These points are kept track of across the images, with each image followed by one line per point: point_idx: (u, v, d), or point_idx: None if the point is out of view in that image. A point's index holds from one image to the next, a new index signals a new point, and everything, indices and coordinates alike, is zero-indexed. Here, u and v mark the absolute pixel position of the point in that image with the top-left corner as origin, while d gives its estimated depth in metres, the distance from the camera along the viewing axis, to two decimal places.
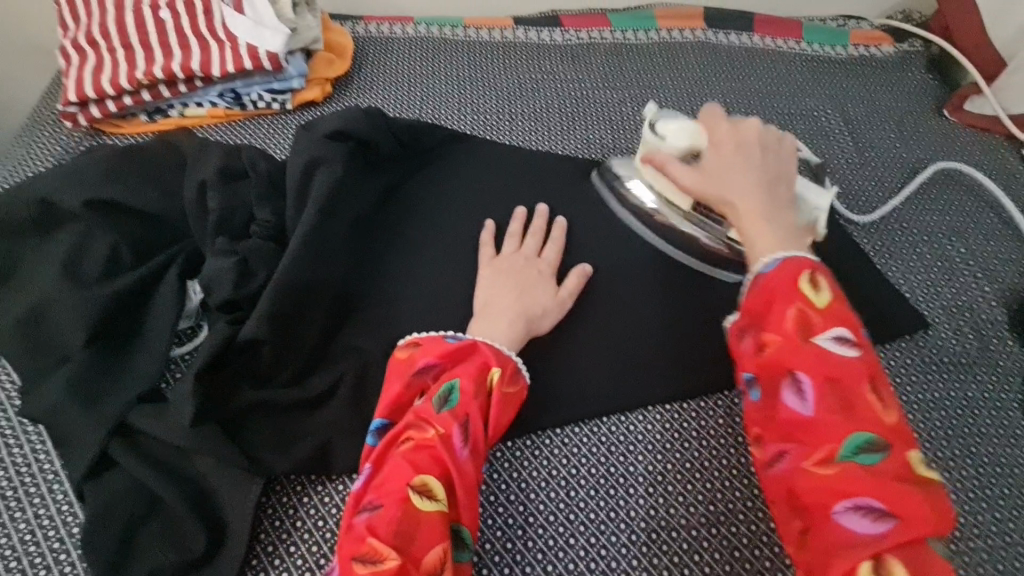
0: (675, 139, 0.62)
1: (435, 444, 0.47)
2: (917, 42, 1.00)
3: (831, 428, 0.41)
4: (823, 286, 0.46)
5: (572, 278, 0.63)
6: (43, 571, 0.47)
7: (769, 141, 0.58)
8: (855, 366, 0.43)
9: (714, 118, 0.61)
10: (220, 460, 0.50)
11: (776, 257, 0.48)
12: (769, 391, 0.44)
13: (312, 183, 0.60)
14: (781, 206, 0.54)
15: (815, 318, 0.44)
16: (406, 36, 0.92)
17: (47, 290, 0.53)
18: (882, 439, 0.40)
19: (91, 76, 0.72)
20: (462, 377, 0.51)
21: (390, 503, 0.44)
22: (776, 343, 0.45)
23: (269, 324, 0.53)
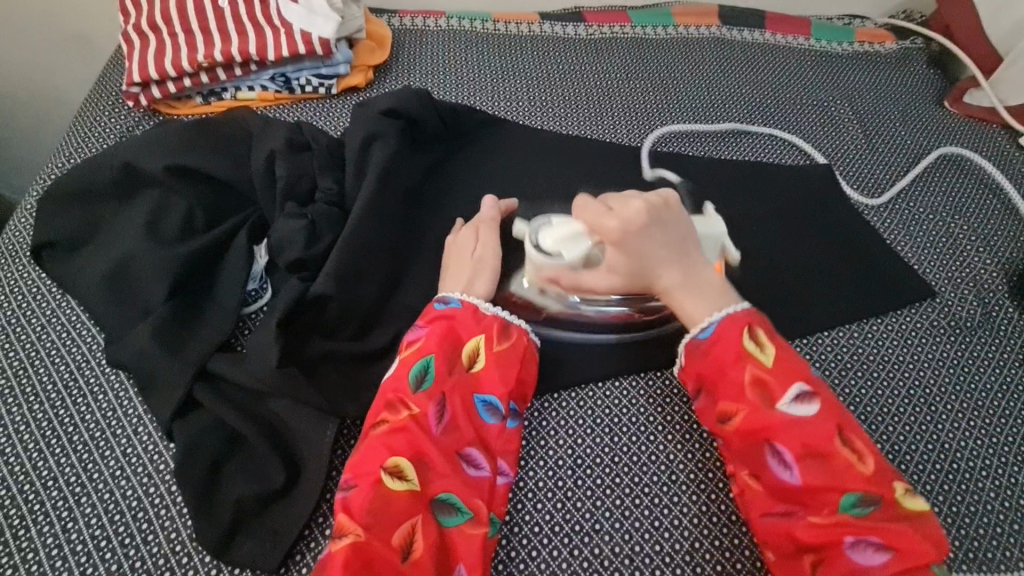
0: (568, 251, 0.58)
1: (408, 425, 0.51)
2: (918, 39, 1.06)
3: (820, 489, 0.47)
4: (767, 343, 0.52)
5: (489, 239, 0.64)
6: (135, 501, 0.51)
7: (659, 206, 0.56)
8: (821, 421, 0.49)
9: (592, 211, 0.56)
10: (298, 402, 0.54)
11: (711, 321, 0.54)
12: (752, 460, 0.50)
13: (370, 155, 0.65)
14: (698, 273, 0.56)
15: (771, 383, 0.50)
16: (439, 29, 0.97)
17: (132, 249, 0.58)
18: (868, 490, 0.47)
19: (153, 58, 0.76)
20: (434, 356, 0.54)
21: (363, 484, 0.47)
22: (743, 413, 0.51)
23: (337, 280, 0.58)
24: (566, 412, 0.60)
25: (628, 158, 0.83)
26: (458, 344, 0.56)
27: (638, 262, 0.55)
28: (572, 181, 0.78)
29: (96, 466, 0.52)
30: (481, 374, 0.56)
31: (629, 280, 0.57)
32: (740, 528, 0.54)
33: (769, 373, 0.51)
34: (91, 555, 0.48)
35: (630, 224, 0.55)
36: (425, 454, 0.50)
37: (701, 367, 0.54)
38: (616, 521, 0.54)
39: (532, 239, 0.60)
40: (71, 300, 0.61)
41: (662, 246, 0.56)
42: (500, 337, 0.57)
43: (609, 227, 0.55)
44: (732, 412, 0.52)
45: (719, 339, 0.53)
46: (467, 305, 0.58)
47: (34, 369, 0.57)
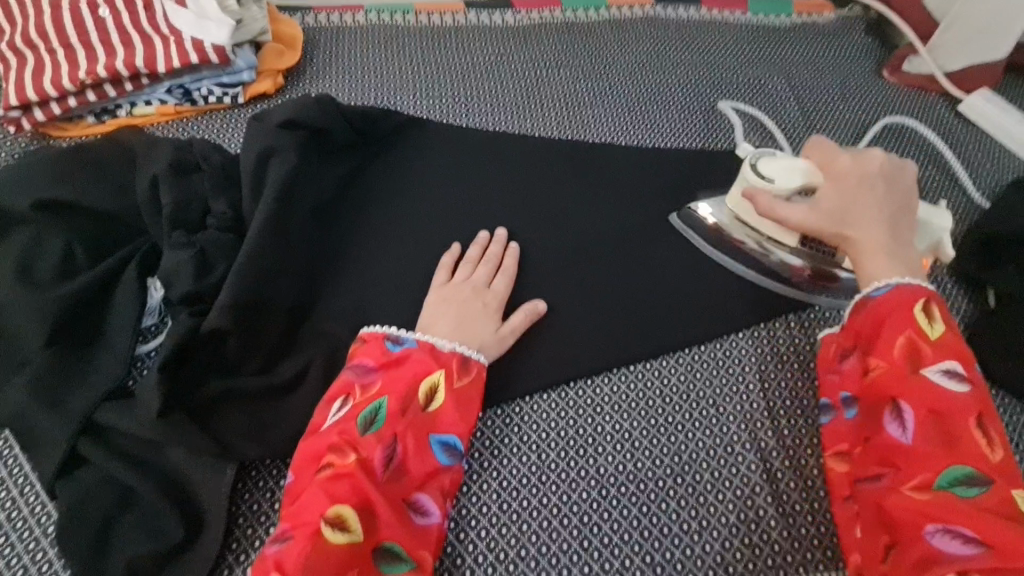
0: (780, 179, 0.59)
1: (354, 471, 0.48)
2: (857, 6, 1.03)
3: (932, 458, 0.45)
4: (937, 321, 0.50)
5: (520, 316, 0.61)
6: (21, 571, 0.47)
7: (897, 168, 0.58)
8: (965, 402, 0.47)
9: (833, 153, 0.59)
10: (194, 448, 0.50)
11: (887, 283, 0.52)
12: (874, 418, 0.49)
13: (268, 172, 0.61)
14: (902, 243, 0.55)
15: (926, 351, 0.49)
16: (356, 25, 0.92)
17: (1, 295, 0.53)
18: (983, 475, 0.44)
19: (31, 78, 0.70)
20: (386, 397, 0.51)
21: (299, 537, 0.45)
22: (881, 368, 0.50)
23: (232, 312, 0.54)
24: (494, 433, 0.58)
25: (557, 151, 0.79)
26: (415, 381, 0.53)
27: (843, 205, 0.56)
28: (497, 181, 0.74)
29: None
30: (437, 411, 0.53)
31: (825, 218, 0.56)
32: (673, 542, 0.53)
33: (927, 342, 0.49)
34: None
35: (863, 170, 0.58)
36: (371, 503, 0.47)
37: (858, 323, 0.53)
38: (544, 544, 0.53)
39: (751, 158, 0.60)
40: None
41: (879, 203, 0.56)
42: (460, 372, 0.55)
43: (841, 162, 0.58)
44: (871, 368, 0.50)
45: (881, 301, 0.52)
46: (424, 344, 0.55)
47: None
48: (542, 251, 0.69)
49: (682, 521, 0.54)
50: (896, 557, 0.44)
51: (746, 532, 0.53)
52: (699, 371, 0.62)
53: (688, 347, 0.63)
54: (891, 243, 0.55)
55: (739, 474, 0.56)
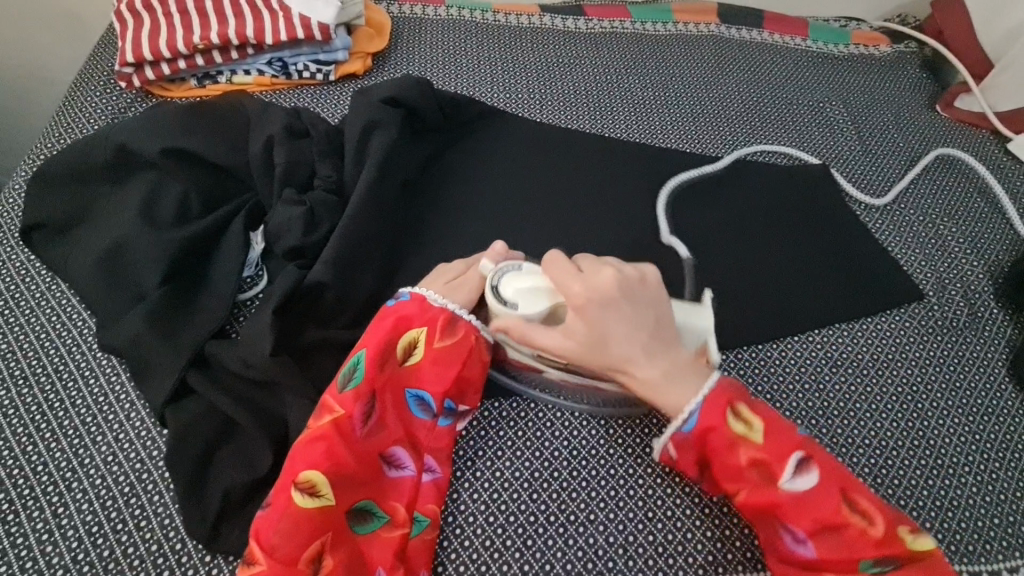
0: (525, 305, 0.53)
1: (328, 433, 0.49)
2: (912, 43, 1.08)
3: (840, 560, 0.46)
4: (754, 417, 0.50)
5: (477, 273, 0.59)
6: (127, 488, 0.50)
7: (632, 279, 0.52)
8: (822, 492, 0.48)
9: (561, 275, 0.52)
10: (292, 390, 0.54)
11: (692, 408, 0.50)
12: (768, 532, 0.49)
13: (370, 143, 0.65)
14: (672, 364, 0.51)
15: (767, 464, 0.48)
16: (439, 18, 0.96)
17: (125, 232, 0.57)
18: (885, 555, 0.46)
19: (147, 38, 0.74)
20: (366, 353, 0.54)
21: (276, 501, 0.47)
22: (744, 492, 0.49)
23: (334, 269, 0.58)
24: (524, 407, 0.59)
25: (626, 152, 0.83)
26: (396, 339, 0.55)
27: (598, 337, 0.51)
28: (571, 175, 0.78)
29: (88, 451, 0.52)
30: (414, 369, 0.55)
31: (583, 352, 0.51)
32: (682, 532, 0.53)
33: (763, 453, 0.48)
34: (82, 540, 0.48)
35: (596, 294, 0.51)
36: (341, 463, 0.49)
37: (687, 450, 0.51)
38: (610, 512, 0.54)
39: (494, 280, 0.55)
40: (61, 283, 0.59)
41: (632, 325, 0.51)
42: (440, 334, 0.56)
43: (575, 291, 0.51)
44: (734, 491, 0.50)
45: (703, 425, 0.50)
46: (416, 298, 0.57)
47: (22, 352, 0.56)
48: (611, 242, 0.72)
49: (692, 514, 0.54)
50: None
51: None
52: None
53: None
54: (671, 373, 0.51)
55: None
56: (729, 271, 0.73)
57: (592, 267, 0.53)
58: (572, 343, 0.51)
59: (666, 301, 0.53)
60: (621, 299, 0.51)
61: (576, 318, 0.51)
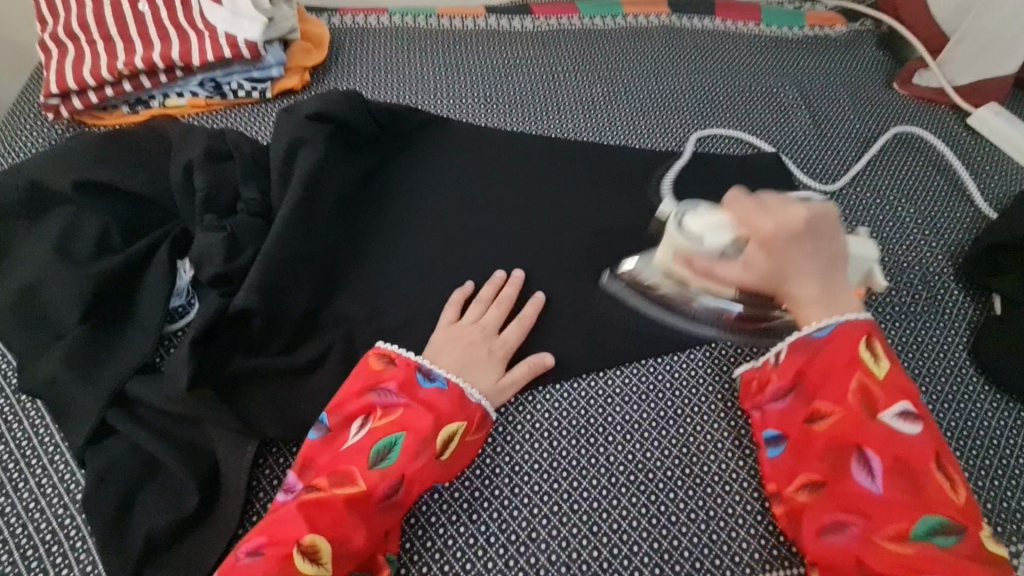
0: (711, 239, 0.54)
1: (338, 503, 0.48)
2: (868, 21, 1.06)
3: (904, 507, 0.47)
4: (881, 358, 0.53)
5: (521, 365, 0.59)
6: (49, 535, 0.49)
7: (818, 212, 0.54)
8: (919, 442, 0.49)
9: (748, 209, 0.54)
10: (218, 423, 0.52)
11: (830, 322, 0.53)
12: (837, 463, 0.50)
13: (296, 162, 0.63)
14: (836, 288, 0.55)
15: (878, 394, 0.51)
16: (381, 26, 0.94)
17: (40, 270, 0.55)
18: (954, 519, 0.46)
19: (72, 67, 0.73)
20: (405, 436, 0.51)
21: (269, 559, 0.46)
22: (837, 415, 0.51)
23: (259, 294, 0.56)
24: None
25: (572, 151, 0.81)
26: (436, 425, 0.52)
27: (778, 268, 0.54)
28: (515, 179, 0.76)
29: (9, 500, 0.50)
30: (447, 461, 0.52)
31: (760, 281, 0.54)
32: (627, 544, 0.52)
33: (879, 384, 0.51)
34: None
35: (786, 228, 0.53)
36: (348, 537, 0.47)
37: (800, 364, 0.54)
38: (554, 528, 0.53)
39: (675, 219, 0.57)
40: None
41: (813, 257, 0.54)
42: (474, 428, 0.54)
43: (767, 229, 0.53)
44: (827, 412, 0.52)
45: (831, 341, 0.53)
46: (455, 387, 0.54)
47: None
48: (557, 245, 0.70)
49: (641, 525, 0.53)
50: None
51: (716, 530, 0.53)
52: (707, 368, 0.62)
53: (698, 344, 0.63)
54: (833, 294, 0.54)
55: (717, 473, 0.56)
56: None
57: (778, 199, 0.54)
58: (752, 272, 0.54)
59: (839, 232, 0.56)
60: (807, 228, 0.53)
61: (760, 249, 0.53)
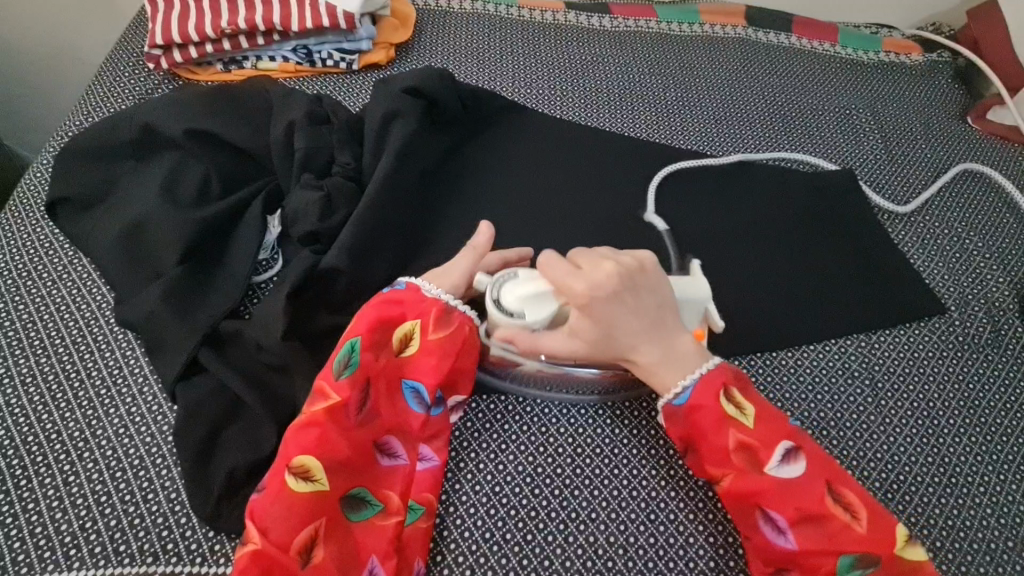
0: (531, 313, 0.51)
1: (322, 421, 0.49)
2: (945, 52, 1.05)
3: (818, 553, 0.47)
4: (745, 403, 0.52)
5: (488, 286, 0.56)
6: (137, 460, 0.51)
7: (632, 268, 0.52)
8: (809, 483, 0.49)
9: (561, 270, 0.51)
10: (301, 373, 0.54)
11: (689, 382, 0.52)
12: (749, 523, 0.50)
13: (389, 133, 0.65)
14: (671, 342, 0.53)
15: (757, 448, 0.50)
16: (464, 11, 0.96)
17: (145, 210, 0.58)
18: (863, 552, 0.47)
19: (176, 21, 0.76)
20: (360, 340, 0.52)
21: (270, 487, 0.47)
22: (729, 478, 0.50)
23: (348, 255, 0.58)
24: (531, 402, 0.59)
25: (645, 151, 0.82)
26: (391, 327, 0.54)
27: (606, 330, 0.51)
28: (588, 172, 0.77)
29: (101, 423, 0.53)
30: (409, 362, 0.54)
31: (593, 348, 0.52)
32: (683, 535, 0.53)
33: (753, 436, 0.50)
34: (91, 509, 0.49)
35: (602, 287, 0.50)
36: (334, 456, 0.48)
37: (679, 430, 0.53)
38: (612, 511, 0.54)
39: (493, 292, 0.53)
40: (82, 258, 0.60)
41: (635, 313, 0.52)
42: (435, 326, 0.54)
43: (578, 295, 0.50)
44: (720, 476, 0.51)
45: (695, 408, 0.52)
46: (411, 288, 0.55)
47: (42, 322, 0.57)
48: (625, 241, 0.72)
49: (697, 518, 0.54)
50: None
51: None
52: None
53: None
54: (670, 351, 0.52)
55: None
56: (746, 279, 0.72)
57: (584, 260, 0.52)
58: (584, 343, 0.51)
59: (663, 282, 0.54)
60: (624, 291, 0.51)
61: (581, 317, 0.51)
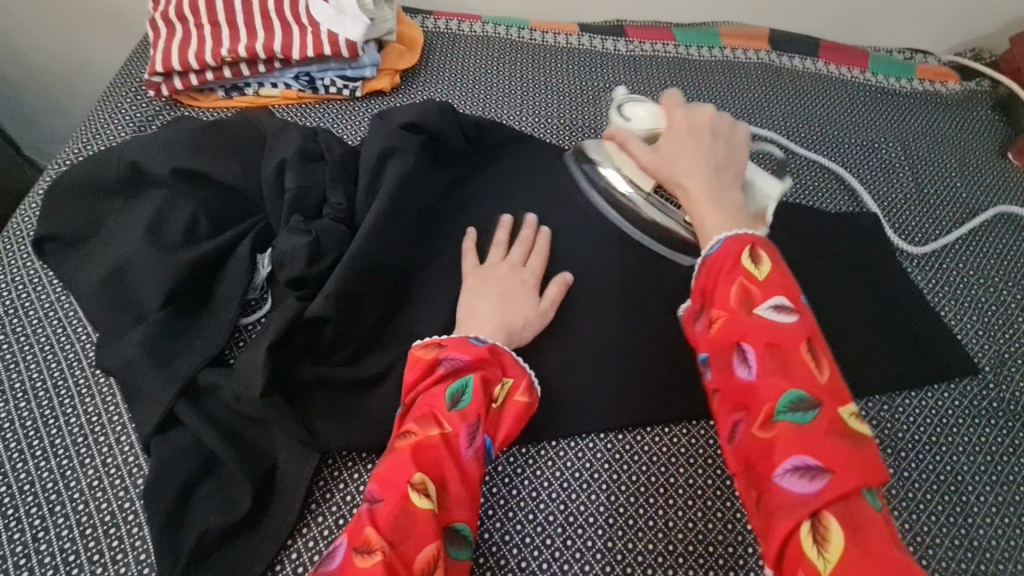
0: (638, 122, 0.67)
1: (439, 444, 0.49)
2: (985, 81, 0.99)
3: (773, 395, 0.43)
4: (765, 260, 0.48)
5: (554, 287, 0.63)
6: (108, 516, 0.49)
7: (725, 124, 0.62)
8: (791, 333, 0.45)
9: (674, 105, 0.65)
10: (280, 428, 0.52)
11: (716, 235, 0.52)
12: (720, 363, 0.46)
13: (385, 171, 0.63)
14: (721, 184, 0.58)
15: (753, 290, 0.46)
16: (473, 34, 0.93)
17: (131, 251, 0.56)
18: (814, 395, 0.42)
19: (177, 48, 0.74)
20: (475, 380, 0.53)
21: (390, 498, 0.46)
22: (721, 318, 0.47)
23: (336, 303, 0.55)
24: (522, 465, 0.57)
25: None
26: (494, 378, 0.55)
27: (677, 150, 0.61)
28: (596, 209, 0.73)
29: (75, 474, 0.51)
30: (500, 412, 0.55)
31: (660, 162, 0.62)
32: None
33: (757, 282, 0.47)
34: (58, 568, 0.47)
35: (694, 121, 0.62)
36: (449, 477, 0.48)
37: (704, 283, 0.50)
38: None
39: (618, 107, 0.70)
40: (69, 295, 0.59)
41: (706, 151, 0.61)
42: (524, 389, 0.56)
43: (678, 117, 0.63)
44: (713, 318, 0.48)
45: (718, 256, 0.50)
46: (495, 345, 0.56)
47: (25, 363, 0.56)
48: (633, 284, 0.67)
49: None
50: (761, 506, 0.41)
51: None
52: None
53: None
54: (713, 189, 0.58)
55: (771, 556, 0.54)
56: None
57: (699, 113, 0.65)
58: (653, 150, 0.63)
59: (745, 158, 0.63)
60: (707, 129, 0.62)
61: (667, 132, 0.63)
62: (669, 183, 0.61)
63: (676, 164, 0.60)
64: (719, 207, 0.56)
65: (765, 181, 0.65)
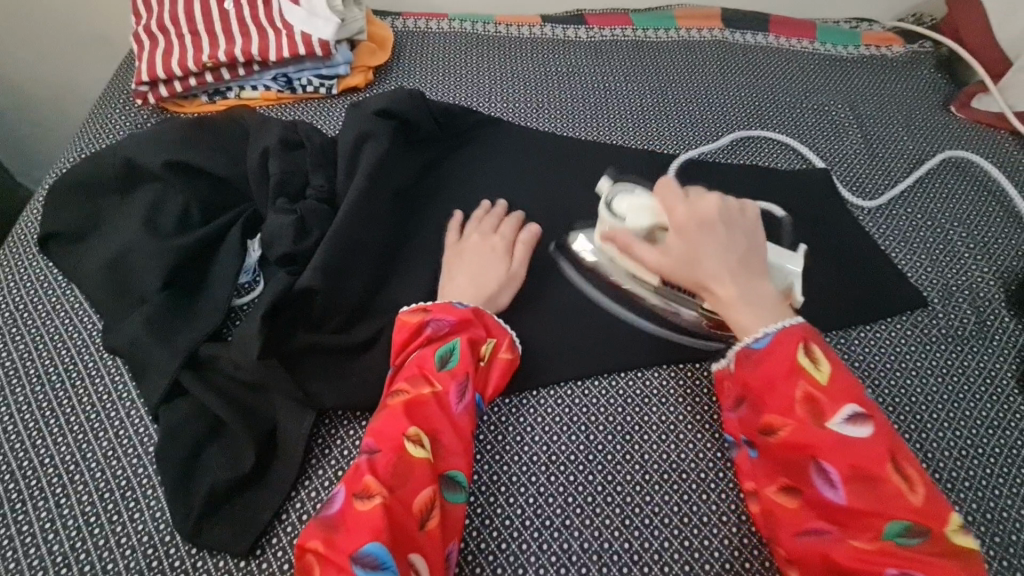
0: (634, 218, 0.61)
1: (430, 401, 0.53)
2: (928, 43, 1.05)
3: (863, 514, 0.46)
4: (823, 360, 0.51)
5: (521, 250, 0.67)
6: (124, 480, 0.53)
7: (734, 209, 0.59)
8: (871, 445, 0.47)
9: (670, 194, 0.60)
10: (277, 391, 0.56)
11: (766, 333, 0.53)
12: (798, 474, 0.49)
13: (361, 154, 0.67)
14: (753, 282, 0.56)
15: (822, 400, 0.49)
16: (441, 31, 0.99)
17: (129, 241, 0.61)
18: (914, 519, 0.45)
19: (161, 58, 0.79)
20: (461, 340, 0.57)
21: (387, 448, 0.50)
22: (788, 426, 0.50)
23: (322, 274, 0.59)
24: (506, 414, 0.61)
25: (619, 158, 0.83)
26: (479, 340, 0.59)
27: (693, 250, 0.57)
28: (564, 181, 0.78)
29: (90, 446, 0.55)
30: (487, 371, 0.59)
31: (677, 266, 0.57)
32: (659, 540, 0.54)
33: (823, 390, 0.49)
34: (81, 529, 0.51)
35: (700, 213, 0.58)
36: (440, 430, 0.52)
37: (747, 376, 0.53)
38: (588, 518, 0.55)
39: (605, 200, 0.64)
40: (74, 287, 0.64)
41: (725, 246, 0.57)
42: (507, 347, 0.60)
43: (679, 213, 0.58)
44: (778, 425, 0.50)
45: (769, 353, 0.52)
46: (476, 308, 0.60)
47: (37, 351, 0.60)
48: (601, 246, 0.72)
49: (673, 523, 0.55)
50: None
51: (747, 533, 0.55)
52: None
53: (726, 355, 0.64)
54: (747, 288, 0.55)
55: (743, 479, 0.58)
56: None
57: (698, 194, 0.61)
58: (665, 255, 0.58)
59: (761, 235, 0.59)
60: (717, 221, 0.57)
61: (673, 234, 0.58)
62: (692, 287, 0.57)
63: (696, 269, 0.56)
64: (760, 315, 0.54)
65: (782, 253, 0.60)
